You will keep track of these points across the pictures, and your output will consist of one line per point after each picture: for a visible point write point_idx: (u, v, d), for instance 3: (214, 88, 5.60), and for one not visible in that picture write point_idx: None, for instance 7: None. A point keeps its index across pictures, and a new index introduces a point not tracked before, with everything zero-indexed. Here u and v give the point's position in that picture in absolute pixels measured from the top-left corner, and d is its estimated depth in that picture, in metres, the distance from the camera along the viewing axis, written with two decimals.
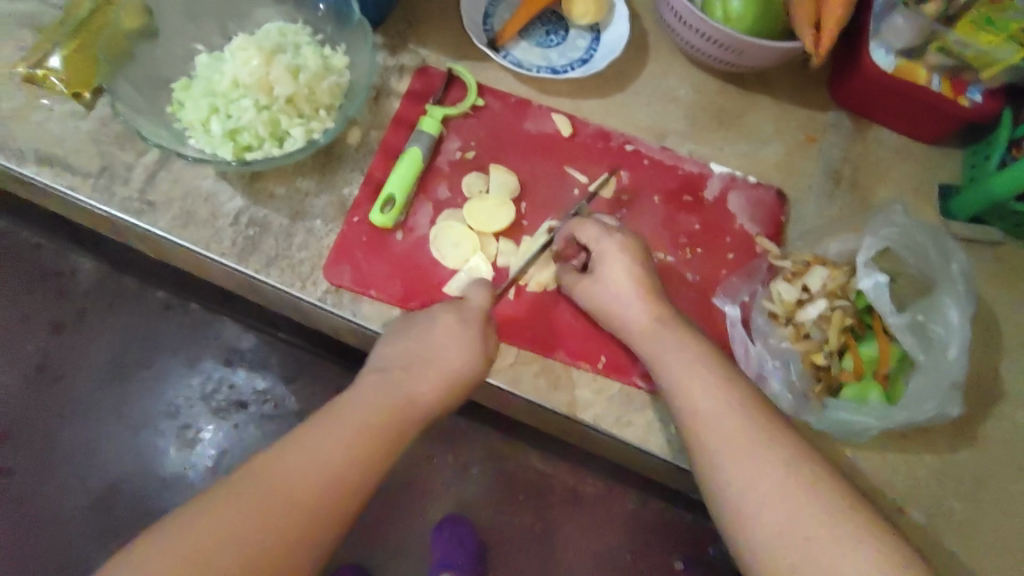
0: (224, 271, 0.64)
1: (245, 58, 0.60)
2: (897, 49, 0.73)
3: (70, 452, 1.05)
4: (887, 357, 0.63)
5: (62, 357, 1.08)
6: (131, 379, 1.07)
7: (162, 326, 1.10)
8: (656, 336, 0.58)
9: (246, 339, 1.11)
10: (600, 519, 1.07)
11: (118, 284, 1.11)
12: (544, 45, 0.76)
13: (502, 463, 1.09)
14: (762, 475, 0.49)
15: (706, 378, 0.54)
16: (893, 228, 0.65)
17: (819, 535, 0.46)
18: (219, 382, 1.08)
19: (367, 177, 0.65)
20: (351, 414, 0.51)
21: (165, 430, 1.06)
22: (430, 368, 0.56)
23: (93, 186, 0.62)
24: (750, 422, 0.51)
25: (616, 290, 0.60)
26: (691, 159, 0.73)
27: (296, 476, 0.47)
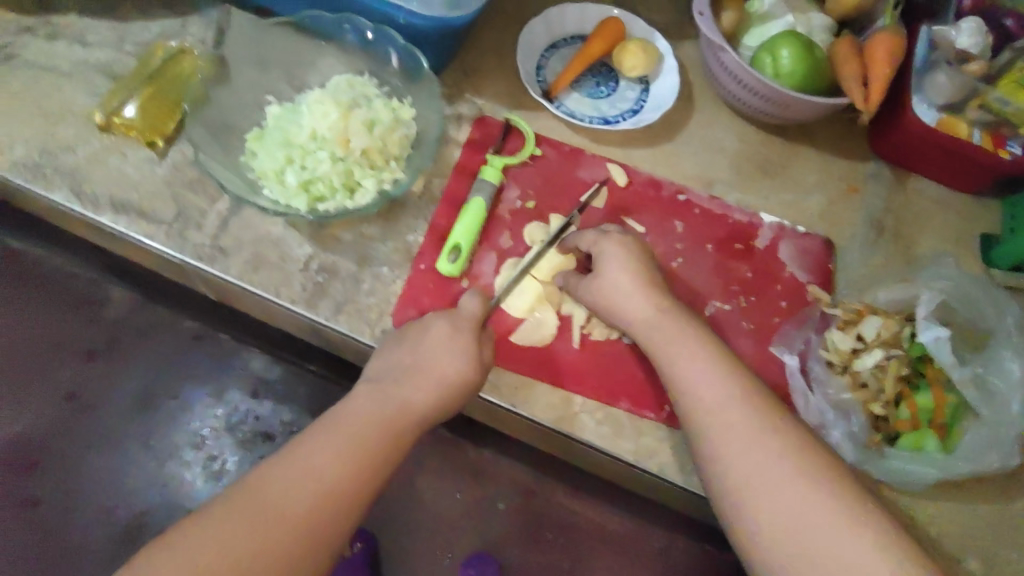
0: (291, 317, 0.66)
1: (323, 112, 0.63)
2: (939, 104, 0.75)
3: (97, 484, 1.04)
4: (942, 406, 0.64)
5: (93, 390, 1.07)
6: (158, 409, 1.06)
7: (189, 356, 1.09)
8: (662, 341, 0.60)
9: (273, 371, 1.10)
10: (630, 560, 1.05)
11: (151, 313, 1.10)
12: (595, 95, 0.78)
13: (528, 496, 1.08)
14: (743, 480, 0.53)
15: (709, 385, 0.57)
16: (946, 281, 0.68)
17: (794, 536, 0.51)
18: (244, 413, 1.07)
19: (432, 226, 0.67)
20: (347, 425, 0.55)
21: (192, 461, 1.05)
22: (424, 376, 0.58)
23: (168, 233, 0.64)
24: (738, 430, 0.55)
25: (617, 289, 0.62)
26: (740, 208, 0.74)
27: (298, 489, 0.51)
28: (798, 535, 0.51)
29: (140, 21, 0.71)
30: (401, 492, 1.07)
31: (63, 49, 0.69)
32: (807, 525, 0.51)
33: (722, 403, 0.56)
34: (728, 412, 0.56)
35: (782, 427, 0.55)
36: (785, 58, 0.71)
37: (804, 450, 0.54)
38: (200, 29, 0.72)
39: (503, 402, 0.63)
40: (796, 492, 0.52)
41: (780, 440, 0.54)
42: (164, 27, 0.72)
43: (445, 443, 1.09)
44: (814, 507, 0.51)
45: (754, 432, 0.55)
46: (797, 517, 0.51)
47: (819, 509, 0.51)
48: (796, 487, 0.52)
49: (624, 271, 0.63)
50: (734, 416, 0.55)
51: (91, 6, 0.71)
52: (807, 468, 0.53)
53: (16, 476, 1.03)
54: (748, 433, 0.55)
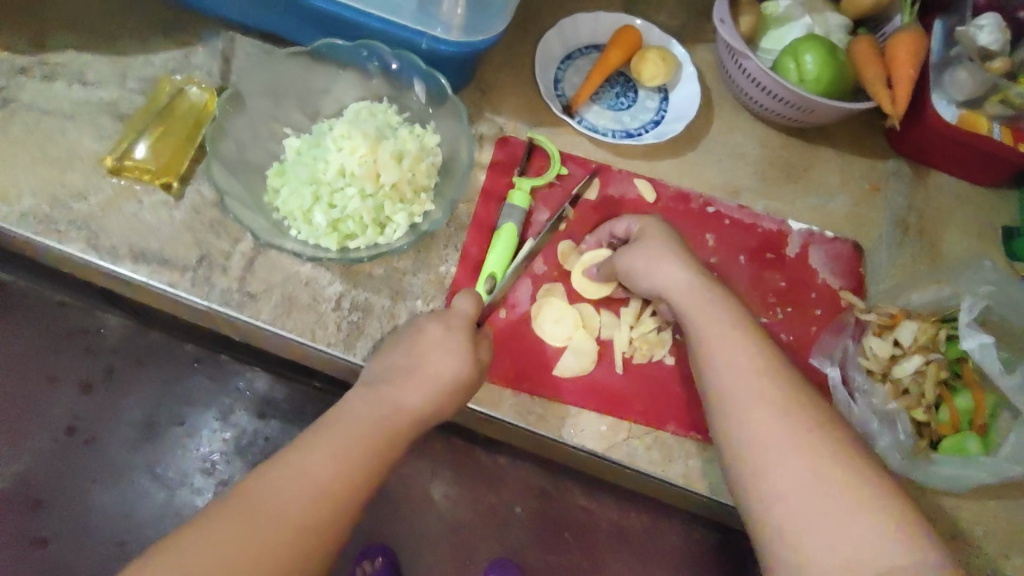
0: (324, 357, 0.63)
1: (351, 146, 0.61)
2: (958, 101, 0.74)
3: (105, 517, 0.98)
4: (982, 407, 0.64)
5: (96, 421, 1.00)
6: (163, 437, 1.00)
7: (190, 380, 1.03)
8: (692, 313, 0.58)
9: (278, 390, 1.05)
10: (648, 553, 1.03)
11: (146, 339, 1.04)
12: (615, 108, 0.76)
13: (543, 498, 1.04)
14: (761, 453, 0.50)
15: (735, 352, 0.54)
16: (989, 286, 0.68)
17: (811, 514, 0.46)
18: (254, 433, 1.02)
19: (464, 255, 0.66)
20: (340, 428, 0.51)
21: (203, 486, 0.99)
22: (418, 376, 0.56)
23: (191, 280, 0.61)
24: (761, 403, 0.51)
25: (643, 265, 0.62)
26: (769, 217, 0.74)
27: (280, 494, 0.47)
28: (816, 514, 0.46)
29: (141, 55, 0.68)
30: (418, 503, 1.04)
31: (62, 89, 0.66)
32: (825, 505, 0.46)
33: (750, 371, 0.53)
34: (753, 380, 0.52)
35: (804, 405, 0.51)
36: (810, 63, 0.71)
37: (831, 431, 0.50)
38: (205, 60, 0.69)
39: (550, 433, 0.62)
40: (817, 468, 0.48)
41: (805, 415, 0.50)
42: (168, 60, 0.69)
43: (458, 452, 1.06)
44: (834, 486, 0.47)
45: (775, 405, 0.51)
46: (816, 495, 0.47)
47: (838, 488, 0.47)
48: (818, 460, 0.48)
49: (646, 250, 0.62)
50: (754, 388, 0.52)
51: (90, 42, 0.68)
52: (826, 445, 0.49)
53: (21, 516, 0.97)
54: (771, 403, 0.51)
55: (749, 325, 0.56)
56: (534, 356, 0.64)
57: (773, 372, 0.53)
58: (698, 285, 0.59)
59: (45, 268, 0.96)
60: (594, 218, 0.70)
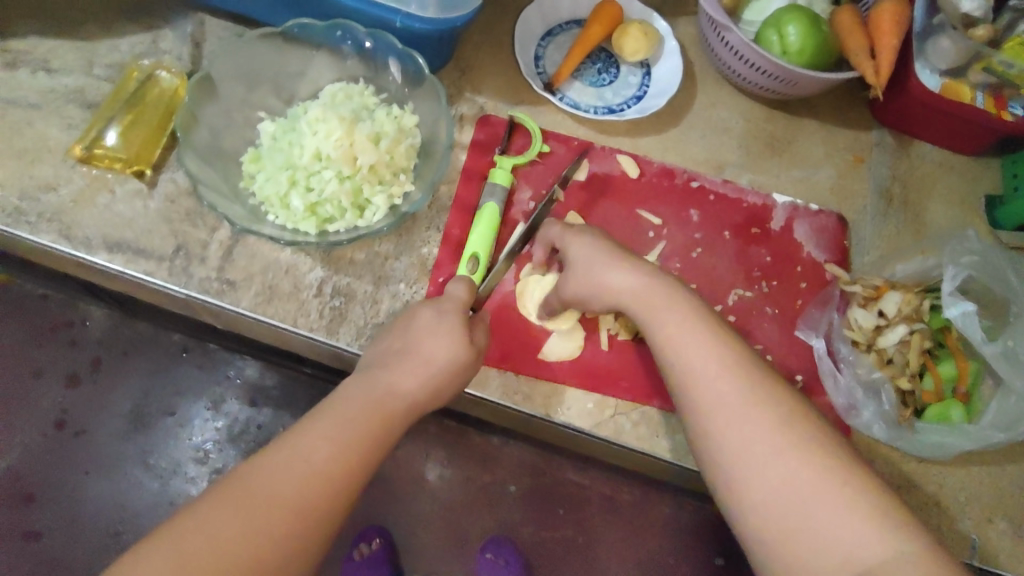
0: (309, 345, 0.63)
1: (327, 130, 0.60)
2: (942, 69, 0.75)
3: (98, 509, 0.97)
4: (966, 374, 0.65)
5: (84, 414, 1.00)
6: (154, 428, 0.99)
7: (177, 370, 1.01)
8: (647, 317, 0.56)
9: (269, 377, 1.04)
10: (640, 527, 1.03)
11: (132, 329, 1.02)
12: (597, 84, 0.76)
13: (535, 476, 1.04)
14: (737, 459, 0.48)
15: (710, 348, 0.52)
16: (973, 255, 0.67)
17: (808, 507, 0.45)
18: (247, 422, 1.02)
19: (446, 236, 0.65)
20: (335, 414, 0.51)
21: (197, 476, 0.99)
22: (407, 361, 0.55)
23: (169, 270, 0.60)
24: (745, 400, 0.50)
25: (590, 275, 0.59)
26: (754, 190, 0.74)
27: (275, 481, 0.46)
28: (803, 512, 0.45)
29: (108, 40, 0.67)
30: (411, 484, 1.04)
31: (27, 77, 0.64)
32: (812, 501, 0.45)
33: (729, 368, 0.51)
34: (732, 381, 0.51)
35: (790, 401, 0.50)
36: (793, 35, 0.70)
37: (811, 417, 0.50)
38: (175, 45, 0.67)
39: (538, 413, 0.62)
40: (799, 465, 0.47)
41: (782, 408, 0.49)
42: (136, 44, 0.67)
43: (452, 433, 1.05)
44: (830, 480, 0.46)
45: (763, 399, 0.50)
46: (808, 491, 0.46)
47: (830, 487, 0.46)
48: (808, 459, 0.47)
49: (611, 252, 0.59)
50: (721, 394, 0.50)
51: (55, 27, 0.66)
52: (805, 437, 0.48)
53: (13, 511, 0.97)
54: (758, 403, 0.50)
55: (707, 320, 0.54)
56: (519, 338, 0.64)
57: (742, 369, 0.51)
58: (654, 284, 0.57)
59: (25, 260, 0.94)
60: (575, 196, 0.70)
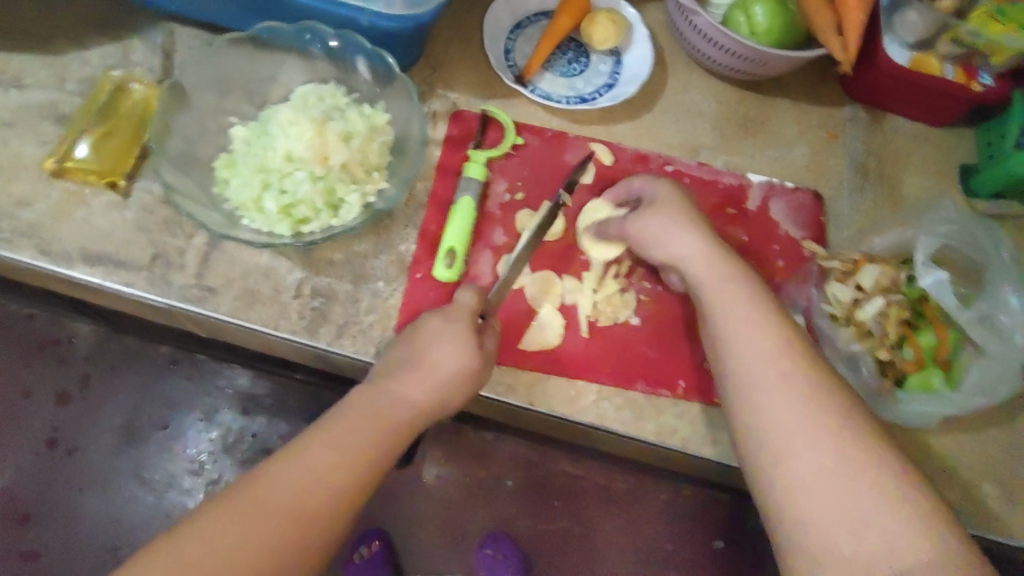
0: (292, 347, 0.63)
1: (298, 131, 0.60)
2: (909, 43, 0.75)
3: (95, 525, 0.98)
4: (945, 343, 0.65)
5: (77, 431, 1.00)
6: (147, 442, 1.00)
7: (167, 383, 1.01)
8: (710, 286, 0.57)
9: (259, 385, 1.03)
10: (637, 514, 1.04)
11: (120, 344, 1.02)
12: (568, 74, 0.76)
13: (530, 469, 1.05)
14: (779, 441, 0.48)
15: (755, 330, 0.53)
16: (949, 224, 0.68)
17: (838, 500, 0.45)
18: (239, 432, 1.02)
19: (423, 232, 0.65)
20: (340, 423, 0.51)
21: (192, 488, 0.99)
22: (419, 370, 0.56)
23: (148, 279, 0.60)
24: (783, 387, 0.50)
25: (656, 234, 0.61)
26: (728, 172, 0.74)
27: (280, 491, 0.46)
28: (840, 499, 0.45)
29: (78, 54, 0.67)
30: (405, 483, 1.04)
31: None
32: (850, 489, 0.45)
33: (770, 353, 0.51)
34: (771, 368, 0.51)
35: (830, 392, 0.49)
36: (760, 15, 0.70)
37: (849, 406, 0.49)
38: (145, 55, 0.68)
39: (522, 403, 0.62)
40: (841, 453, 0.46)
41: (829, 393, 0.49)
42: (106, 57, 0.67)
43: (444, 433, 1.05)
44: (859, 474, 0.46)
45: (797, 389, 0.49)
46: (838, 484, 0.46)
47: (860, 479, 0.45)
48: (841, 452, 0.47)
49: (673, 219, 0.61)
50: (776, 372, 0.50)
51: (23, 43, 0.66)
52: (851, 424, 0.48)
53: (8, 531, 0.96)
54: (795, 393, 0.49)
55: (769, 302, 0.55)
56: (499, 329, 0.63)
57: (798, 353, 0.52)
58: (718, 258, 0.58)
59: (9, 281, 0.94)
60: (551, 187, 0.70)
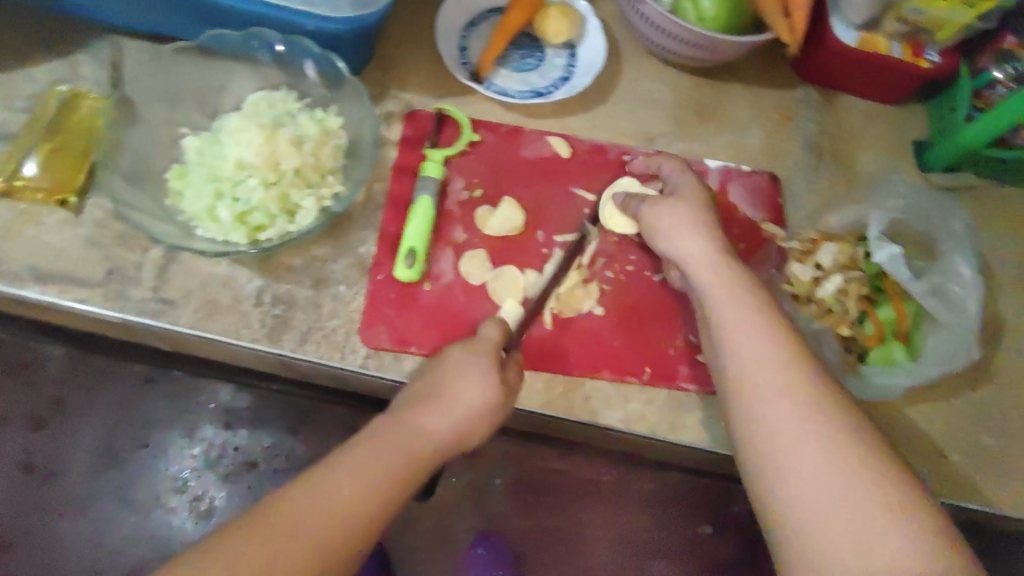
0: (255, 356, 0.62)
1: (247, 138, 0.60)
2: (857, 23, 0.76)
3: (67, 544, 0.93)
4: (904, 316, 0.67)
5: (48, 458, 0.93)
6: (125, 462, 0.94)
7: (147, 402, 0.94)
8: (714, 284, 0.57)
9: (240, 399, 0.95)
10: (626, 504, 0.97)
11: (91, 365, 0.92)
12: (522, 69, 0.75)
13: (518, 465, 0.98)
14: (786, 449, 0.48)
15: (759, 334, 0.53)
16: (898, 200, 0.71)
17: (843, 508, 0.45)
18: (222, 445, 0.95)
19: (382, 233, 0.65)
20: (366, 456, 0.50)
21: (176, 506, 0.94)
22: (438, 401, 0.55)
23: (104, 294, 0.60)
24: (788, 395, 0.50)
25: (666, 228, 0.62)
26: (685, 159, 0.75)
27: (307, 526, 0.46)
28: (841, 506, 0.45)
29: (22, 71, 0.66)
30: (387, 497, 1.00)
31: None
32: (852, 497, 0.46)
33: (775, 358, 0.51)
34: (776, 374, 0.51)
35: (832, 399, 0.50)
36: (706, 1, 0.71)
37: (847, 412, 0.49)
38: (91, 69, 0.67)
39: None
40: (843, 462, 0.47)
41: (830, 401, 0.50)
42: (53, 73, 0.66)
43: None
44: (863, 483, 0.46)
45: (802, 395, 0.50)
46: (843, 494, 0.46)
47: (863, 487, 0.46)
48: (845, 461, 0.47)
49: (680, 221, 0.61)
50: (782, 379, 0.50)
51: None
52: (853, 430, 0.48)
53: None
54: (800, 400, 0.49)
55: (771, 307, 0.55)
56: (459, 327, 0.63)
57: (798, 358, 0.51)
58: (722, 258, 0.58)
59: None
60: (510, 182, 0.70)
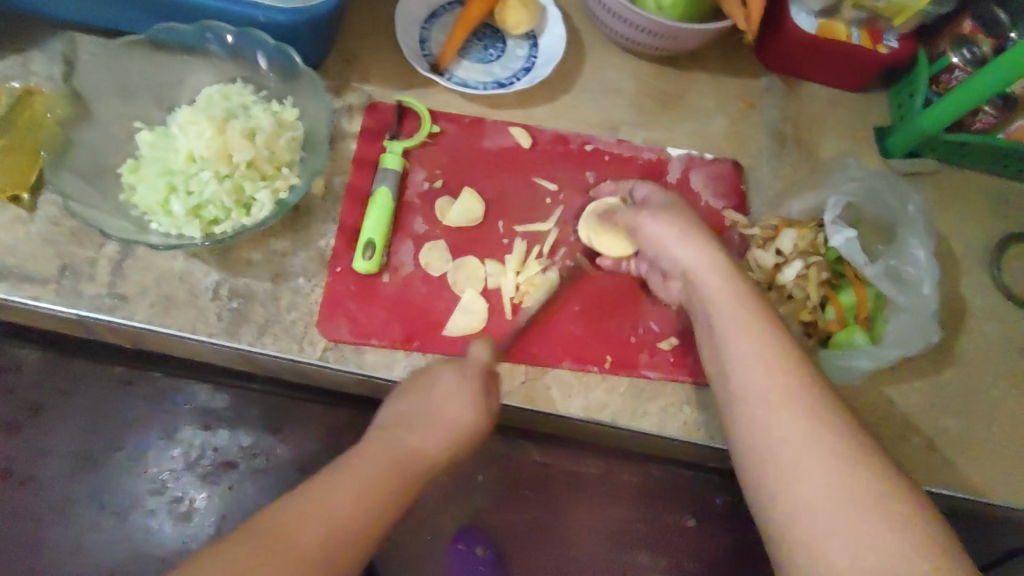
0: (214, 350, 0.62)
1: (197, 131, 0.59)
2: (816, 11, 0.77)
3: (59, 558, 0.80)
4: (866, 301, 0.67)
5: (28, 460, 0.80)
6: (107, 465, 0.80)
7: (120, 403, 0.80)
8: (715, 292, 0.56)
9: (220, 399, 0.81)
10: (609, 497, 0.84)
11: (68, 368, 0.80)
12: (485, 60, 0.75)
13: (500, 462, 0.84)
14: (785, 454, 0.47)
15: (755, 341, 0.52)
16: (854, 182, 0.71)
17: (838, 513, 0.44)
18: (201, 446, 0.81)
19: (341, 225, 0.65)
20: (360, 466, 0.51)
21: (156, 509, 0.80)
22: (432, 420, 0.55)
23: (57, 291, 0.59)
24: (784, 399, 0.49)
25: (664, 237, 0.60)
26: (648, 147, 0.75)
27: (303, 533, 0.46)
28: (844, 513, 0.44)
29: None
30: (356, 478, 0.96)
31: None
32: (847, 502, 0.45)
33: (771, 363, 0.51)
34: (773, 379, 0.50)
35: (827, 401, 0.49)
36: None
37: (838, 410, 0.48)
38: (44, 65, 0.66)
39: None
40: (845, 468, 0.46)
41: (828, 405, 0.49)
42: (5, 69, 0.65)
43: None
44: (859, 487, 0.45)
45: (798, 400, 0.49)
46: (838, 499, 0.45)
47: (859, 491, 0.45)
48: (843, 464, 0.46)
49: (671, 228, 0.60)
50: (778, 385, 0.50)
51: None
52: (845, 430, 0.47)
53: None
54: (797, 404, 0.49)
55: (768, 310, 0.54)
56: (419, 318, 0.63)
57: (792, 362, 0.51)
58: (721, 262, 0.57)
59: None
60: (471, 174, 0.70)
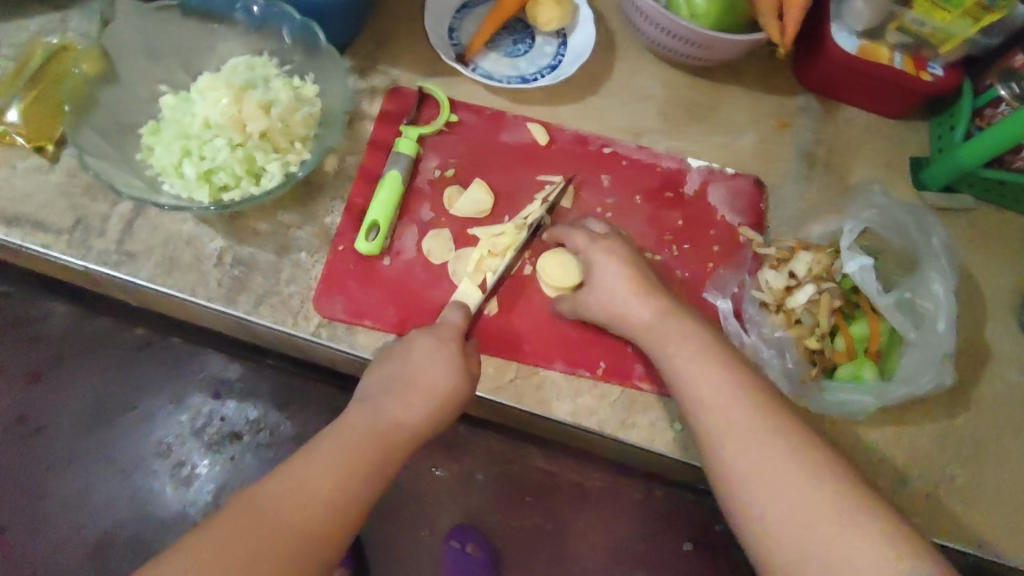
0: (212, 314, 0.63)
1: (215, 98, 0.60)
2: (859, 31, 0.74)
3: (60, 510, 0.80)
4: (878, 334, 0.65)
5: (43, 409, 0.81)
6: (117, 424, 0.81)
7: (139, 366, 0.82)
8: (666, 339, 0.57)
9: (234, 369, 0.83)
10: (609, 514, 0.82)
11: (96, 326, 0.83)
12: (513, 54, 0.75)
13: (504, 464, 0.83)
14: (753, 487, 0.48)
15: (712, 381, 0.53)
16: (873, 209, 0.69)
17: (812, 538, 0.45)
18: (207, 413, 0.82)
19: (348, 205, 0.65)
20: (342, 438, 0.51)
21: (160, 471, 0.81)
22: (412, 389, 0.55)
23: (68, 242, 0.61)
24: (744, 435, 0.50)
25: (615, 286, 0.61)
26: (670, 155, 0.73)
27: (282, 504, 0.47)
28: (818, 540, 0.45)
29: (16, 20, 0.67)
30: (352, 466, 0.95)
31: None
32: (820, 529, 0.46)
33: (728, 402, 0.52)
34: (735, 415, 0.51)
35: (784, 434, 0.50)
36: None
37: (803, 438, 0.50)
38: (82, 22, 0.68)
39: None
40: (812, 498, 0.47)
41: (790, 437, 0.50)
42: (45, 24, 0.67)
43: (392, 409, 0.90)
44: (830, 509, 0.46)
45: (758, 437, 0.50)
46: (810, 520, 0.46)
47: (831, 514, 0.46)
48: (811, 491, 0.47)
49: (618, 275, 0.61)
50: (738, 419, 0.51)
51: None
52: (809, 461, 0.48)
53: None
54: (756, 441, 0.50)
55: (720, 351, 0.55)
56: (415, 304, 0.63)
57: (751, 396, 0.52)
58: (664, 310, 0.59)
59: None
60: (483, 166, 0.70)
